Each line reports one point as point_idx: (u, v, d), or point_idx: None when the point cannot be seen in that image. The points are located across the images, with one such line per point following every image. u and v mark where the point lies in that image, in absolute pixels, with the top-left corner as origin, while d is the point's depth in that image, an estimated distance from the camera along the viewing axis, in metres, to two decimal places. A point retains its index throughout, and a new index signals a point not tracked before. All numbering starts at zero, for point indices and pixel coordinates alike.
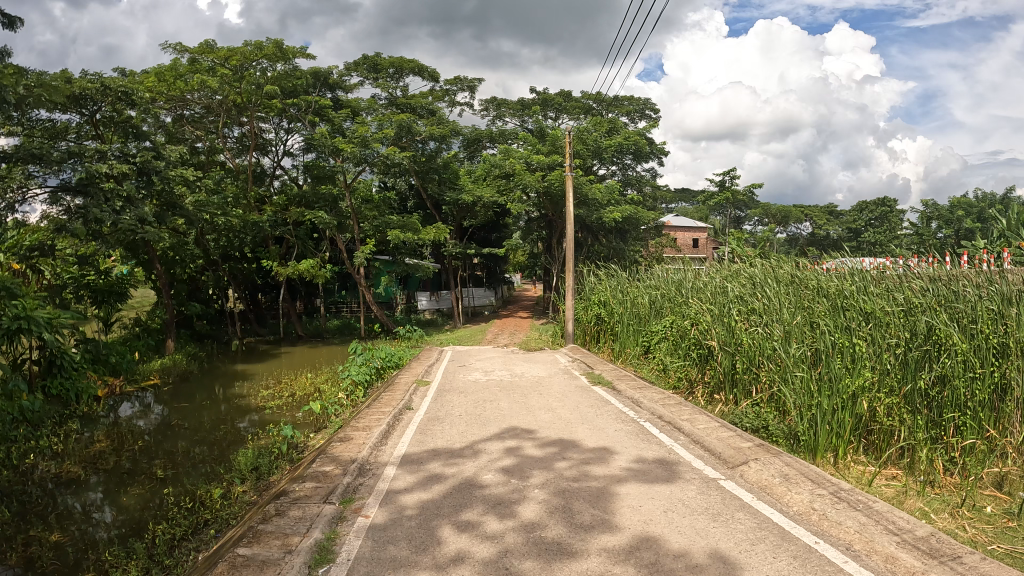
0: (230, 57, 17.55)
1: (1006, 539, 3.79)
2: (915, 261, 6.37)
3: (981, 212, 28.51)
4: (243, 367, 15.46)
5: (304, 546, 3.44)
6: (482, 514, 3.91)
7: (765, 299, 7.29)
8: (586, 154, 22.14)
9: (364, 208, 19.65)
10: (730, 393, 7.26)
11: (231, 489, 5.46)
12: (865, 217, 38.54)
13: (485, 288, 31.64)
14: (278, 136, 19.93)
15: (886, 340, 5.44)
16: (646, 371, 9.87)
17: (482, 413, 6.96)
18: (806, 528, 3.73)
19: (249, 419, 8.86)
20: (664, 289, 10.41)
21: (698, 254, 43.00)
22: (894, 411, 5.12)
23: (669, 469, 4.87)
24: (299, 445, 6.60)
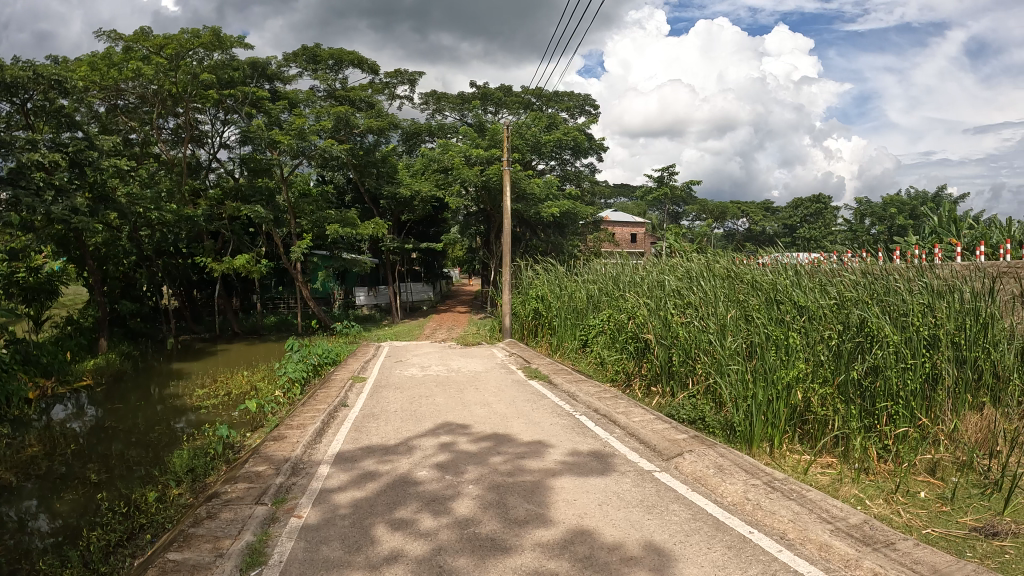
0: (165, 45, 17.02)
1: (940, 523, 3.94)
2: (849, 256, 6.61)
3: (912, 210, 29.60)
4: (179, 366, 15.06)
5: (235, 549, 3.36)
6: (416, 511, 3.88)
7: (700, 292, 7.43)
8: (524, 149, 22.21)
9: (301, 202, 19.46)
10: (666, 386, 7.37)
11: (167, 492, 5.30)
12: (800, 214, 39.68)
13: (425, 282, 31.32)
14: (214, 128, 19.46)
15: (819, 333, 5.57)
16: (584, 364, 9.95)
17: (417, 409, 6.91)
18: (741, 518, 3.80)
19: (186, 419, 8.62)
20: (601, 284, 10.52)
21: (636, 247, 43.60)
22: (828, 401, 5.25)
23: (603, 462, 4.92)
24: (235, 445, 6.44)
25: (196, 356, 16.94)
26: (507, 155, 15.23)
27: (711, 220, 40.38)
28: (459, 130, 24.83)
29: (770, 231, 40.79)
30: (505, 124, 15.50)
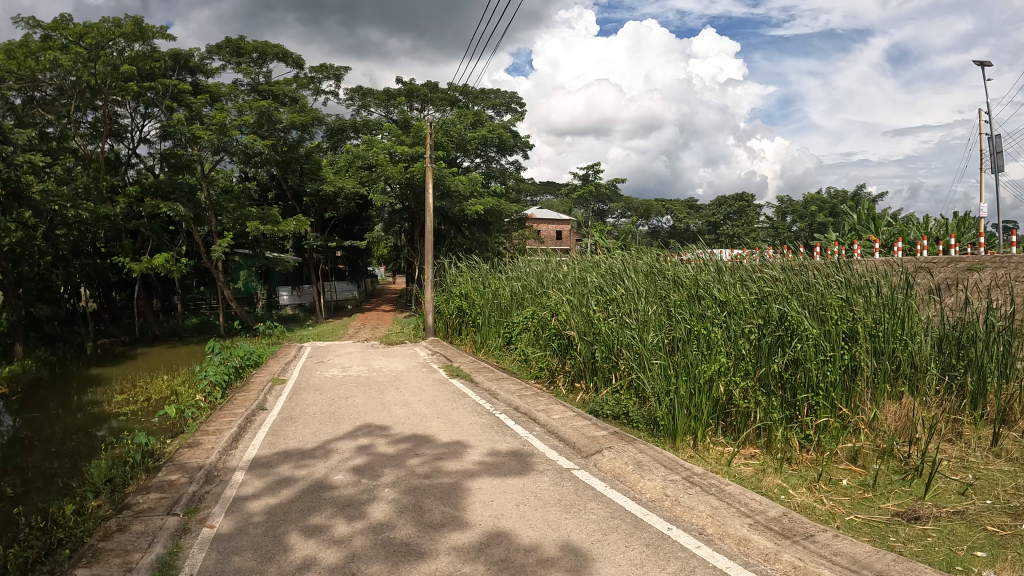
0: (85, 34, 16.40)
1: (862, 509, 4.06)
2: (771, 253, 6.85)
3: (832, 208, 30.63)
4: (98, 371, 14.48)
5: (145, 563, 3.22)
6: (331, 516, 3.80)
7: (621, 288, 7.52)
8: (449, 146, 22.35)
9: (223, 199, 19.04)
10: (591, 381, 7.44)
11: (85, 504, 5.06)
12: (723, 212, 40.65)
13: (349, 281, 30.82)
14: (135, 122, 18.79)
15: (740, 326, 5.67)
16: (508, 362, 9.96)
17: (336, 411, 6.79)
18: (659, 515, 3.85)
19: (107, 426, 8.27)
20: (524, 282, 10.56)
21: (563, 245, 43.85)
22: (750, 394, 5.36)
23: (522, 461, 4.91)
24: (155, 453, 6.21)
25: (116, 360, 16.33)
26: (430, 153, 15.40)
27: (635, 218, 40.92)
28: (383, 127, 24.60)
29: (694, 229, 41.61)
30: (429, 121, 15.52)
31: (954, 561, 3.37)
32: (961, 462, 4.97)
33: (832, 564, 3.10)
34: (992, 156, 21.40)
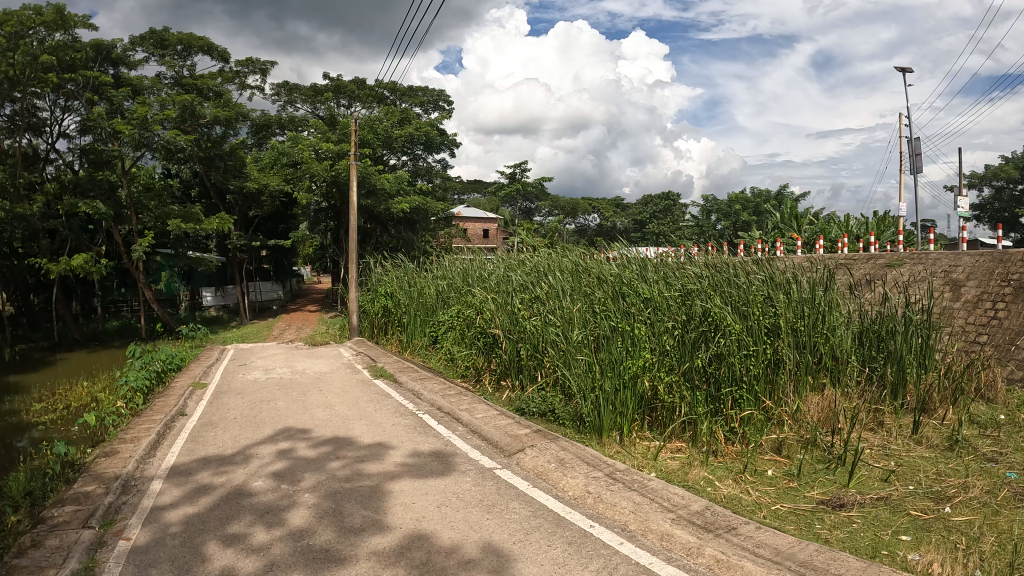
0: (4, 21, 15.73)
1: (787, 498, 4.20)
2: (695, 251, 7.05)
3: (756, 207, 31.45)
4: (13, 378, 13.82)
5: None
6: (249, 524, 3.71)
7: (545, 284, 7.57)
8: (375, 144, 22.76)
9: (144, 197, 18.51)
10: (517, 379, 7.52)
11: (2, 519, 4.81)
12: (650, 211, 41.28)
13: (273, 281, 30.10)
14: (54, 115, 18.06)
15: (663, 323, 5.75)
16: (434, 361, 9.92)
17: (257, 414, 6.64)
18: (582, 512, 3.90)
19: (28, 437, 7.90)
20: (451, 281, 10.57)
21: (491, 242, 43.80)
22: (674, 388, 5.45)
23: (444, 462, 4.90)
24: (75, 463, 5.95)
25: (32, 367, 15.62)
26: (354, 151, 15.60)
27: (562, 216, 41.12)
28: (310, 123, 24.22)
29: (620, 227, 42.17)
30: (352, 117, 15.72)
31: (879, 546, 3.53)
32: (883, 450, 5.26)
33: (755, 556, 3.19)
34: (910, 158, 22.33)
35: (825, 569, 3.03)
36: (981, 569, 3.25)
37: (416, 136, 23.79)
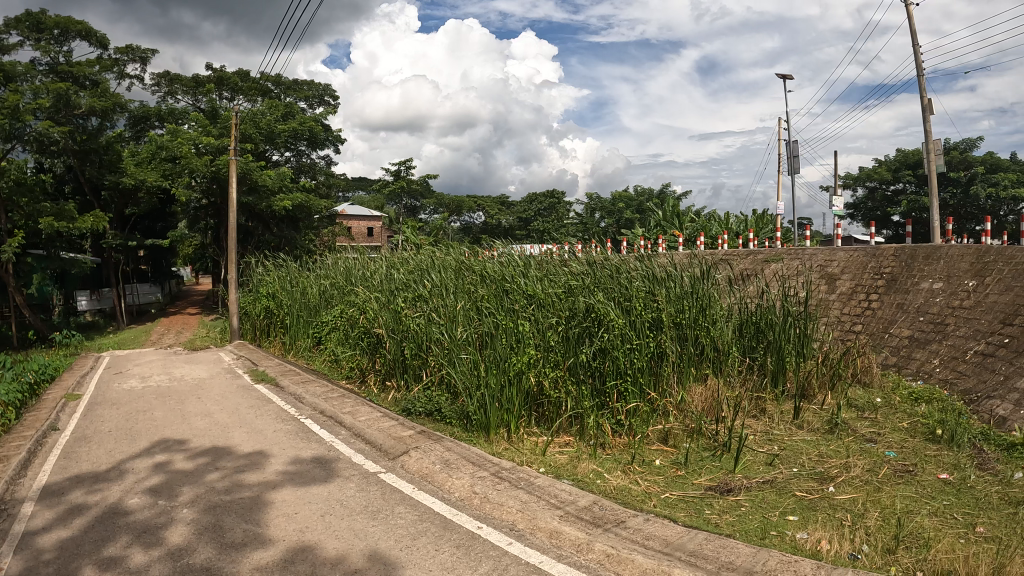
0: None
1: (675, 486, 4.73)
2: (576, 249, 7.50)
3: (638, 204, 32.34)
4: None
5: None
6: (126, 545, 3.55)
7: (427, 284, 7.70)
8: (257, 138, 21.88)
9: (16, 194, 17.30)
10: (401, 379, 7.46)
11: None
12: (534, 208, 41.69)
13: (151, 282, 28.73)
14: None
15: (547, 319, 6.02)
16: (318, 362, 9.72)
17: (132, 426, 6.33)
18: (469, 514, 4.04)
19: None
20: (334, 279, 10.47)
21: (376, 240, 43.12)
22: (560, 383, 5.75)
23: (326, 468, 4.87)
24: None
25: None
26: (234, 146, 15.26)
27: (447, 214, 40.98)
28: (189, 116, 23.30)
29: (506, 224, 41.72)
30: (232, 110, 15.26)
31: (769, 527, 4.08)
32: (768, 435, 6.22)
33: (645, 548, 3.48)
34: (788, 160, 23.54)
35: (715, 557, 3.39)
36: (865, 543, 3.92)
37: (300, 131, 23.31)
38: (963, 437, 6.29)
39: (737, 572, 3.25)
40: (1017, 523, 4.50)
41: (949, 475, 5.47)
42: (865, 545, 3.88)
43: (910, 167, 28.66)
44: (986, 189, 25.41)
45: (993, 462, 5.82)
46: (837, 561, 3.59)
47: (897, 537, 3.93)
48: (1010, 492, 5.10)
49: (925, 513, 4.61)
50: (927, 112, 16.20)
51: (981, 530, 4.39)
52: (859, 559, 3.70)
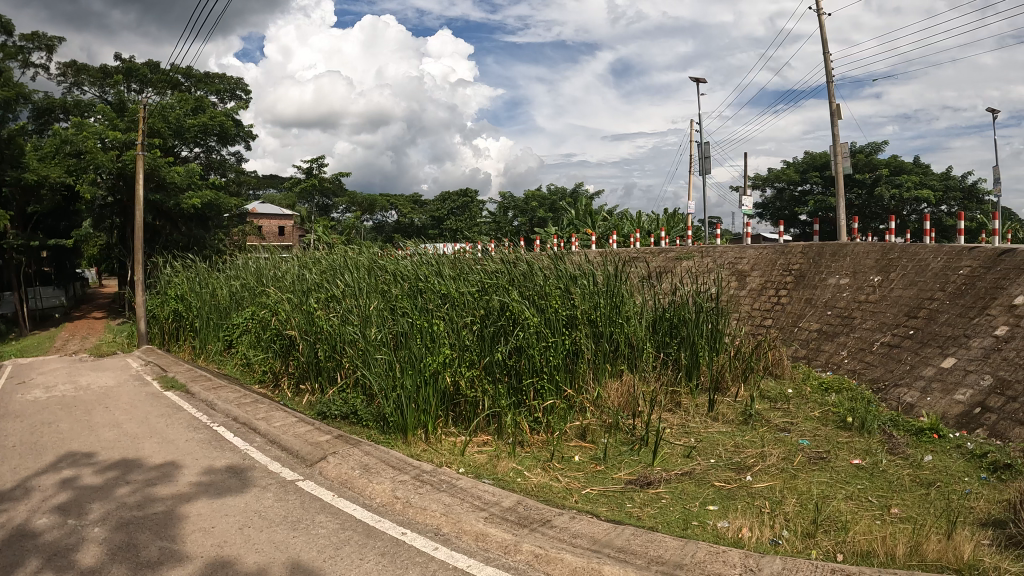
0: None
1: (595, 481, 4.93)
2: (489, 246, 7.83)
3: (552, 204, 31.65)
4: None
5: None
6: (35, 570, 3.36)
7: (340, 284, 7.74)
8: (165, 134, 21.42)
9: None
10: (315, 382, 7.35)
11: None
12: (448, 207, 41.25)
13: (54, 285, 27.37)
14: None
15: (463, 319, 6.29)
16: (231, 367, 9.41)
17: (36, 440, 6.00)
18: (392, 519, 4.00)
19: None
20: (248, 280, 10.29)
21: (288, 239, 41.92)
22: (476, 382, 5.93)
23: (241, 478, 4.74)
24: None
25: None
26: (140, 140, 14.66)
27: (359, 212, 40.15)
28: (95, 109, 22.39)
29: (419, 223, 41.67)
30: (140, 104, 14.65)
31: (691, 518, 4.26)
32: (685, 428, 6.51)
33: (574, 547, 3.52)
34: (701, 160, 24.13)
35: (643, 552, 3.45)
36: (786, 529, 4.10)
37: (210, 126, 22.61)
38: (873, 424, 6.82)
39: (665, 566, 3.32)
40: (924, 503, 5.00)
41: (861, 461, 5.93)
42: (786, 531, 4.06)
43: (816, 168, 30.04)
44: (890, 190, 26.75)
45: (903, 446, 6.44)
46: (758, 548, 3.72)
47: (815, 522, 4.15)
48: (917, 474, 5.67)
49: (841, 498, 4.95)
50: (836, 116, 16.91)
51: (896, 511, 4.76)
52: (780, 544, 3.85)
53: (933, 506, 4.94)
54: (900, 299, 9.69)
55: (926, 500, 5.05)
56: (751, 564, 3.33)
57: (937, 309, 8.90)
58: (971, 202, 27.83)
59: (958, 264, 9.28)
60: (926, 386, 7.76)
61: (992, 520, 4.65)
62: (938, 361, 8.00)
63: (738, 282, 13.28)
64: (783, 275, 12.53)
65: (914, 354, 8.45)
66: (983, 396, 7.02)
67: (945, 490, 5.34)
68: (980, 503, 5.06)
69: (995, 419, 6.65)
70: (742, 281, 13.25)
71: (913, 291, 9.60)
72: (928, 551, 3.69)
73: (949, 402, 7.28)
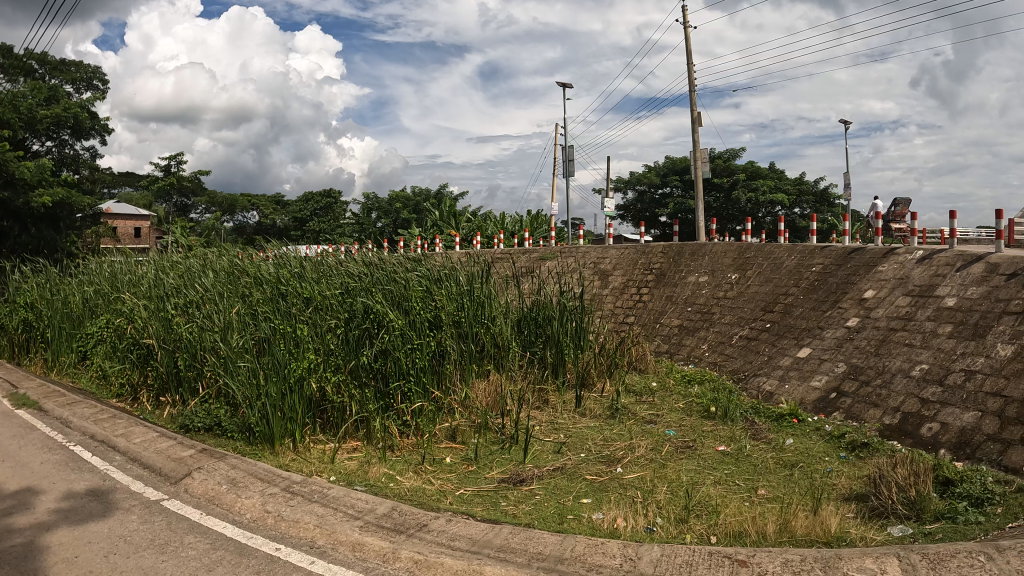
0: None
1: (468, 482, 5.00)
2: (353, 250, 7.79)
3: (416, 205, 30.31)
4: None
5: None
6: None
7: (199, 289, 7.41)
8: (16, 126, 19.70)
9: None
10: (176, 393, 6.98)
11: None
12: (311, 208, 39.71)
13: None
14: None
15: (327, 322, 6.20)
16: (85, 380, 8.73)
17: None
18: (264, 535, 3.85)
19: None
20: (103, 286, 9.60)
21: (143, 242, 39.20)
22: (342, 388, 5.88)
23: (102, 501, 4.42)
24: None
25: None
26: None
27: (219, 214, 38.15)
28: None
29: (281, 225, 40.43)
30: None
31: (566, 512, 4.41)
32: (554, 424, 6.72)
33: (453, 550, 3.51)
34: (564, 163, 24.72)
35: (522, 549, 3.50)
36: (659, 516, 4.29)
37: (65, 118, 20.92)
38: (736, 412, 7.26)
39: (547, 562, 3.37)
40: (789, 483, 5.34)
41: (726, 447, 6.27)
42: (659, 519, 4.25)
43: (676, 172, 31.48)
44: (746, 194, 28.49)
45: (766, 431, 6.87)
46: (633, 537, 3.85)
47: (687, 508, 4.36)
48: (780, 457, 6.05)
49: (710, 483, 5.22)
50: (698, 123, 17.81)
51: (762, 492, 5.07)
52: (654, 531, 4.04)
53: (797, 484, 5.31)
54: (757, 294, 10.34)
55: (790, 480, 5.41)
56: (630, 553, 3.44)
57: (791, 303, 9.54)
58: (821, 206, 29.92)
59: (810, 262, 10.01)
60: (784, 375, 8.31)
61: (853, 494, 5.09)
62: (795, 352, 8.59)
63: (600, 281, 13.76)
64: (644, 273, 13.08)
65: (772, 345, 9.04)
66: (838, 382, 7.60)
67: (808, 469, 5.74)
68: (841, 479, 5.48)
69: (849, 403, 7.22)
70: (605, 280, 13.74)
71: (768, 287, 10.27)
72: (797, 527, 3.95)
73: (806, 388, 7.84)
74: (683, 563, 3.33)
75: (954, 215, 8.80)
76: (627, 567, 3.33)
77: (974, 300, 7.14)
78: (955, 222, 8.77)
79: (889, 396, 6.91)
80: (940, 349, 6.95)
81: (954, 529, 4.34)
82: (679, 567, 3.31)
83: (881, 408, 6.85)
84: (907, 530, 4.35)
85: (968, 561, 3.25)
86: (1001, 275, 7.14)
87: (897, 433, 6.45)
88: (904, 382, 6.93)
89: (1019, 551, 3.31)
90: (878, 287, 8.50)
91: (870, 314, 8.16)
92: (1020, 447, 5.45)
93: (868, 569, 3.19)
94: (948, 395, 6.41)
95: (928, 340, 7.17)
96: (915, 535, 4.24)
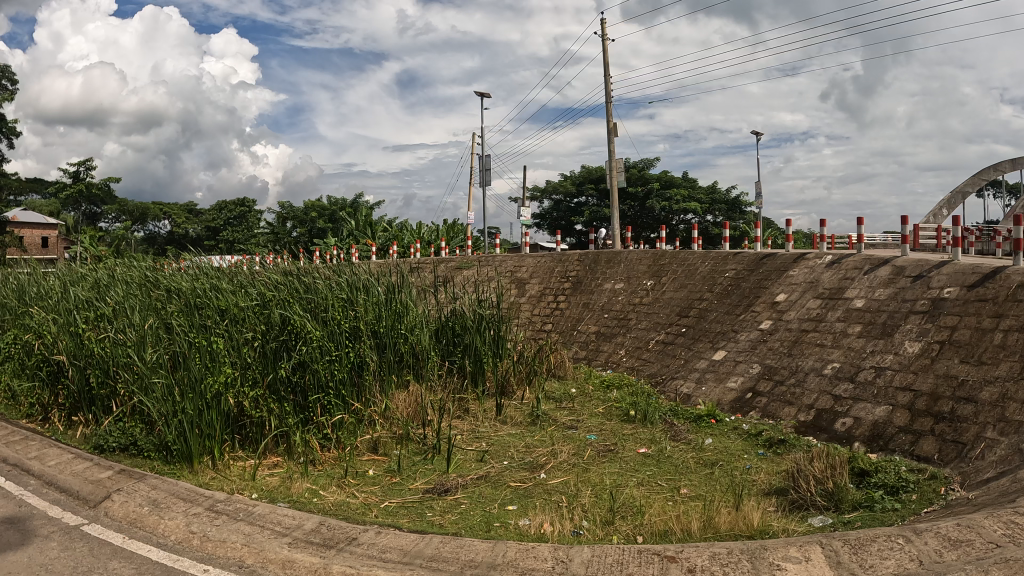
0: None
1: (391, 493, 4.95)
2: (268, 260, 7.65)
3: (332, 214, 29.80)
4: None
5: None
6: None
7: (111, 302, 7.11)
8: None
9: None
10: (88, 413, 6.65)
11: None
12: (223, 217, 38.66)
13: None
14: None
15: (243, 334, 6.04)
16: None
17: None
18: (191, 557, 3.71)
19: None
20: (9, 299, 9.08)
21: (51, 254, 37.26)
22: (260, 402, 5.75)
23: (19, 529, 4.16)
24: None
25: None
26: None
27: (128, 223, 36.56)
28: None
29: (193, 234, 39.09)
30: None
31: (494, 519, 4.42)
32: (475, 433, 6.73)
33: (384, 562, 3.46)
34: (483, 171, 24.69)
35: (455, 558, 3.49)
36: (584, 519, 4.35)
37: None
38: (655, 415, 7.41)
39: (479, 568, 3.38)
40: (710, 480, 5.51)
41: (646, 449, 6.41)
42: (586, 522, 4.30)
43: (592, 181, 32.09)
44: (661, 202, 29.22)
45: (686, 432, 7.04)
46: (562, 540, 3.90)
47: (613, 510, 4.44)
48: (700, 456, 6.22)
49: (633, 484, 5.31)
50: (613, 134, 18.15)
51: (684, 491, 5.21)
52: (581, 533, 4.09)
53: (719, 481, 5.48)
54: (672, 299, 10.61)
55: (710, 478, 5.57)
56: (561, 556, 3.46)
57: (706, 308, 9.83)
58: (734, 214, 30.93)
59: (723, 267, 10.35)
60: (701, 377, 8.55)
61: (773, 488, 5.28)
62: (710, 354, 8.85)
63: (518, 289, 13.84)
64: (561, 281, 13.22)
65: (689, 349, 9.27)
66: (753, 382, 7.87)
67: (728, 467, 5.92)
68: (761, 474, 5.68)
69: (765, 401, 7.48)
70: (522, 288, 13.82)
71: (683, 293, 10.56)
72: (721, 523, 4.08)
73: (723, 390, 8.08)
74: (615, 562, 3.38)
75: (862, 222, 9.24)
76: (559, 569, 3.34)
77: (882, 301, 7.51)
78: (863, 228, 9.20)
79: (804, 394, 7.20)
80: (850, 347, 7.29)
81: (872, 517, 4.54)
82: (611, 566, 3.35)
83: (796, 405, 7.14)
84: (828, 519, 4.54)
85: (888, 544, 3.41)
86: (908, 277, 7.54)
87: (812, 428, 6.73)
88: (817, 379, 7.23)
89: (935, 532, 3.50)
90: (790, 291, 8.84)
91: (783, 316, 8.49)
92: (930, 438, 5.77)
93: (792, 559, 3.29)
94: (859, 391, 6.73)
95: (839, 339, 7.51)
96: (835, 524, 4.43)
